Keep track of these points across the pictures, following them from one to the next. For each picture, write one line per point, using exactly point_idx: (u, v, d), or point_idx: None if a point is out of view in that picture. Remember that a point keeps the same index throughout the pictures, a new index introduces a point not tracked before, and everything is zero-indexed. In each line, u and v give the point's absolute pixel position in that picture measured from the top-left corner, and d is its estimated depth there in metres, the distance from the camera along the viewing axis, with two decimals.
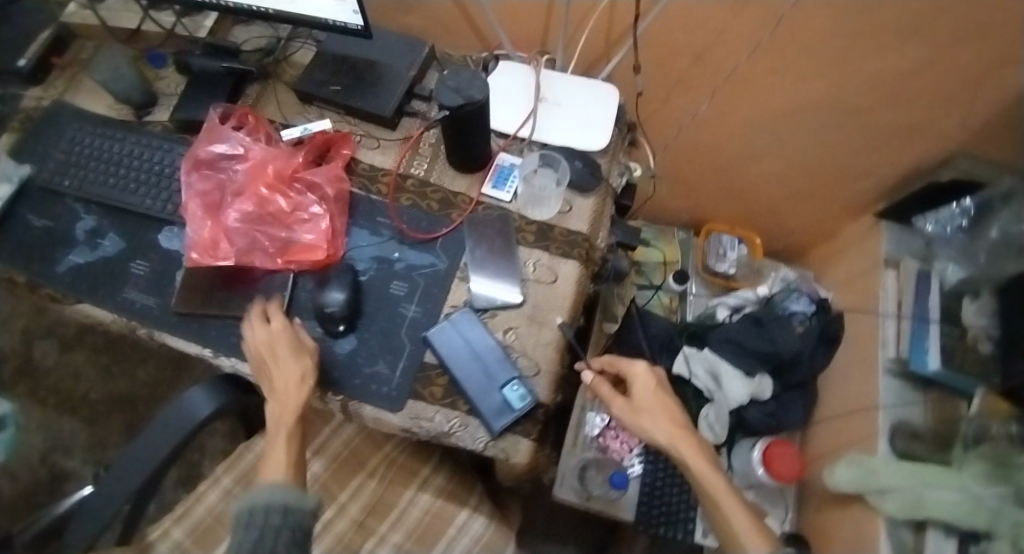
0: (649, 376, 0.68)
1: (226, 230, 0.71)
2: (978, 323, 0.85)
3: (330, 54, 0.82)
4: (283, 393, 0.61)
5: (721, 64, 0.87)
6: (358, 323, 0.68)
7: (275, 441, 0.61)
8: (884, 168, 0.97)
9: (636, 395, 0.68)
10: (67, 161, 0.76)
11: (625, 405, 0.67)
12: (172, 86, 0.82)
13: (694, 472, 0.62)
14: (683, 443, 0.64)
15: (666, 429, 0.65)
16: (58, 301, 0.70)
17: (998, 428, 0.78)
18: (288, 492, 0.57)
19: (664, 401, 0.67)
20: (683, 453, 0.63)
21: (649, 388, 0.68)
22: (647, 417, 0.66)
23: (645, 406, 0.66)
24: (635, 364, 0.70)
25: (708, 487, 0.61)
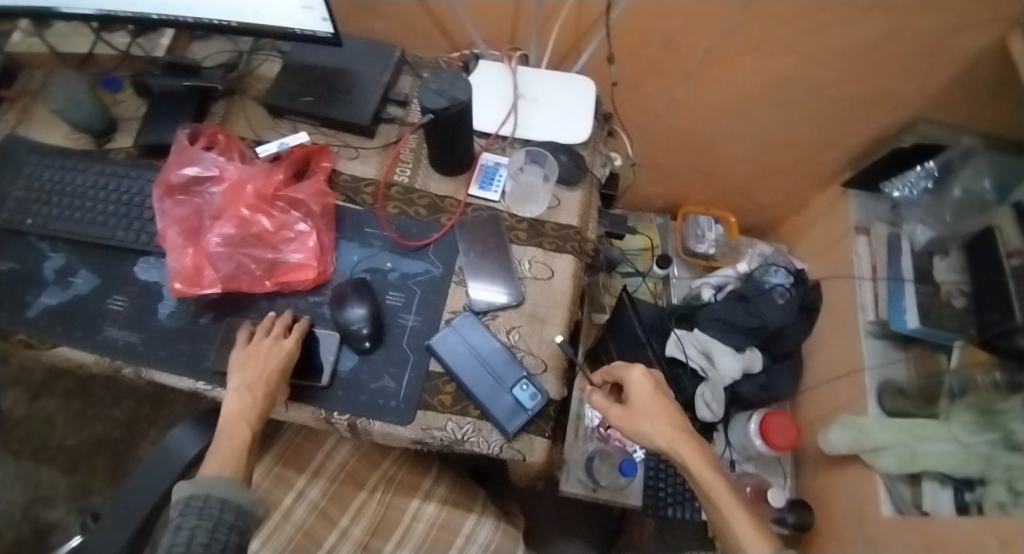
0: (646, 380, 0.68)
1: (209, 255, 0.68)
2: (950, 279, 0.88)
3: (298, 64, 0.80)
4: (251, 390, 0.60)
5: (690, 48, 0.89)
6: (383, 340, 0.67)
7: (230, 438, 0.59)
8: (849, 138, 1.00)
9: (634, 400, 0.68)
10: (27, 198, 0.72)
11: (623, 412, 0.68)
12: (131, 110, 0.78)
13: (694, 473, 0.64)
14: (681, 446, 0.65)
15: (666, 433, 0.65)
16: (33, 347, 0.66)
17: (983, 378, 0.80)
18: (244, 493, 0.56)
19: (663, 404, 0.67)
20: (682, 454, 0.65)
21: (647, 392, 0.68)
22: (646, 422, 0.66)
23: (643, 411, 0.67)
24: (630, 370, 0.70)
25: (707, 485, 0.63)
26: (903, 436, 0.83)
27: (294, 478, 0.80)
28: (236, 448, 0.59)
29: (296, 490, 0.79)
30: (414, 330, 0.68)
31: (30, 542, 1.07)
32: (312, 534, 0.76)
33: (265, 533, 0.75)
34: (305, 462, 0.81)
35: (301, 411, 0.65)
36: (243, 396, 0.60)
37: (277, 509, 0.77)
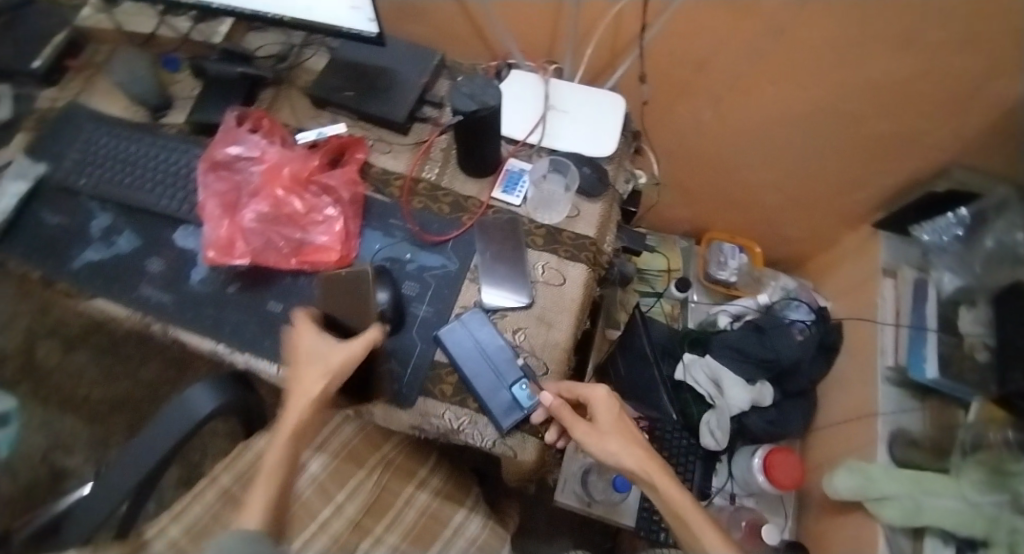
0: (611, 399, 0.66)
1: (242, 229, 0.72)
2: (975, 331, 0.86)
3: (344, 61, 0.84)
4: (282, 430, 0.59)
5: (722, 73, 0.90)
6: (402, 327, 0.69)
7: (260, 487, 0.57)
8: (881, 177, 0.99)
9: (600, 418, 0.64)
10: (83, 161, 0.78)
11: (590, 429, 0.63)
12: (187, 89, 0.85)
13: (665, 495, 0.60)
14: (650, 466, 0.61)
15: (634, 452, 0.62)
16: (72, 297, 0.71)
17: (995, 435, 0.78)
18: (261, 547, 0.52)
19: (627, 425, 0.65)
20: (651, 475, 0.61)
21: (612, 411, 0.65)
22: (612, 442, 0.62)
23: (610, 429, 0.63)
24: (596, 387, 0.66)
25: (676, 505, 0.59)
26: (908, 487, 0.80)
27: (297, 450, 0.83)
28: (263, 499, 0.56)
29: (298, 462, 0.82)
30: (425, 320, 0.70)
31: (44, 484, 1.12)
32: (306, 507, 0.77)
33: None
34: (308, 437, 0.84)
35: None
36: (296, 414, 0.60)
37: None
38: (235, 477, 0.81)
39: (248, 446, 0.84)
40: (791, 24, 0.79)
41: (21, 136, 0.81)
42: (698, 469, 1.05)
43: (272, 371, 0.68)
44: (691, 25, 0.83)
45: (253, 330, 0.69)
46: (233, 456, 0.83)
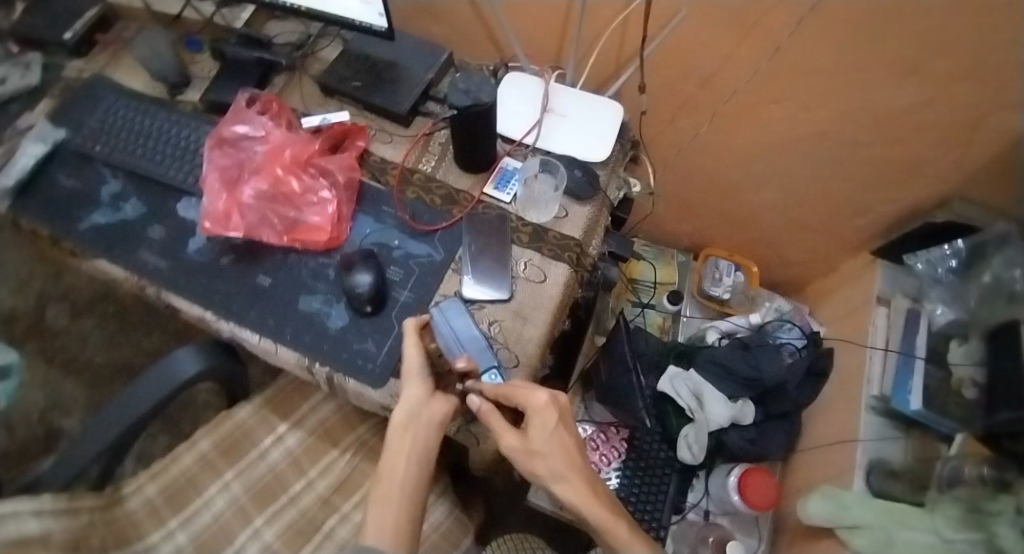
0: (551, 410, 0.62)
1: (240, 204, 0.75)
2: (966, 368, 0.80)
3: (355, 53, 0.88)
4: (391, 445, 0.64)
5: (722, 89, 0.91)
6: (383, 309, 0.72)
7: (375, 502, 0.62)
8: (881, 206, 0.98)
9: (533, 433, 0.62)
10: (100, 129, 0.83)
11: (519, 442, 0.62)
12: (206, 70, 0.89)
13: (588, 510, 0.61)
14: (575, 484, 0.61)
15: (562, 468, 0.61)
16: (77, 256, 0.76)
17: (970, 471, 0.71)
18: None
19: (561, 437, 0.63)
20: (574, 491, 0.61)
21: (550, 425, 0.62)
22: (542, 461, 0.61)
23: (543, 446, 0.62)
24: (534, 396, 0.62)
25: (602, 522, 0.60)
26: (883, 519, 0.80)
27: (276, 423, 0.87)
28: (379, 516, 0.61)
29: (276, 434, 0.86)
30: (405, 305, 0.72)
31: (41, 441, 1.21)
32: (281, 479, 0.83)
33: (240, 467, 0.83)
34: (289, 411, 0.88)
35: (288, 354, 0.70)
36: (415, 437, 0.64)
37: (256, 448, 0.85)
38: (215, 444, 0.85)
39: (229, 415, 0.87)
40: (788, 43, 0.79)
41: (47, 102, 0.88)
42: (674, 483, 1.04)
43: (255, 341, 0.71)
44: (694, 37, 0.84)
45: (240, 301, 0.73)
46: (214, 423, 0.86)
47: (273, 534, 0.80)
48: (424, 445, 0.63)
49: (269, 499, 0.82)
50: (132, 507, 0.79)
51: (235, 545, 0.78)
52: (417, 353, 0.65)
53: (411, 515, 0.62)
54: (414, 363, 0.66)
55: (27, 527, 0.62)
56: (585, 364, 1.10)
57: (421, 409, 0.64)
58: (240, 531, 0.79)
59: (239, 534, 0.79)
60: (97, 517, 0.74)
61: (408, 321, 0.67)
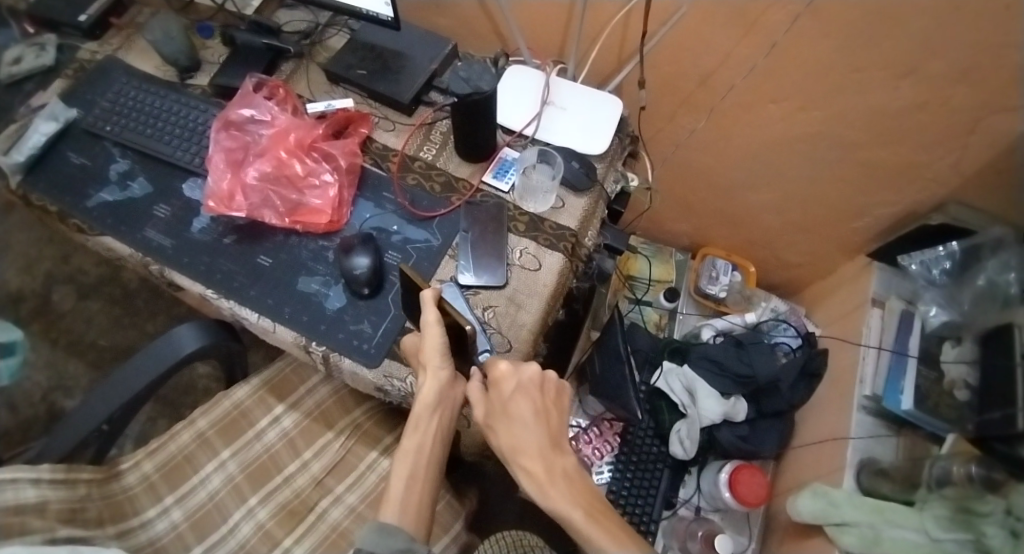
0: (507, 380, 0.63)
1: (243, 185, 0.77)
2: (957, 369, 0.79)
3: (362, 42, 0.89)
4: (417, 424, 0.64)
5: (720, 87, 0.92)
6: (381, 291, 0.73)
7: (396, 480, 0.63)
8: (878, 208, 0.98)
9: (492, 403, 0.63)
10: (111, 110, 0.86)
11: (484, 412, 0.64)
12: (216, 55, 0.92)
13: (540, 490, 0.58)
14: (525, 459, 0.60)
15: (514, 440, 0.61)
16: (84, 232, 0.79)
17: (959, 470, 0.70)
18: (394, 540, 0.56)
19: (519, 406, 0.62)
20: (525, 466, 0.60)
21: (506, 392, 0.62)
22: (497, 433, 0.62)
23: (500, 416, 0.62)
24: (496, 364, 0.64)
25: (554, 503, 0.58)
26: (870, 516, 0.79)
27: (273, 404, 0.88)
28: (400, 494, 0.62)
29: (272, 415, 0.87)
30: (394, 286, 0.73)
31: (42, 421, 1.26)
32: (276, 459, 0.85)
33: (237, 446, 0.85)
34: (286, 392, 0.89)
35: (285, 333, 0.72)
36: (437, 416, 0.65)
37: (252, 428, 0.86)
38: (212, 422, 0.86)
39: (227, 394, 0.88)
40: (786, 42, 0.80)
41: (60, 82, 0.91)
42: (666, 478, 1.04)
43: (254, 319, 0.73)
44: (694, 34, 0.85)
45: (240, 280, 0.74)
46: (212, 402, 0.88)
47: (267, 513, 0.81)
48: (447, 425, 0.66)
49: (264, 479, 0.83)
50: (129, 482, 0.81)
51: (229, 523, 0.80)
52: (441, 332, 0.63)
53: (429, 493, 0.64)
54: (435, 342, 0.64)
55: (25, 495, 0.65)
56: (580, 358, 1.11)
57: (447, 390, 0.65)
58: (235, 509, 0.81)
59: (234, 511, 0.81)
60: (94, 490, 0.76)
61: (426, 292, 0.63)
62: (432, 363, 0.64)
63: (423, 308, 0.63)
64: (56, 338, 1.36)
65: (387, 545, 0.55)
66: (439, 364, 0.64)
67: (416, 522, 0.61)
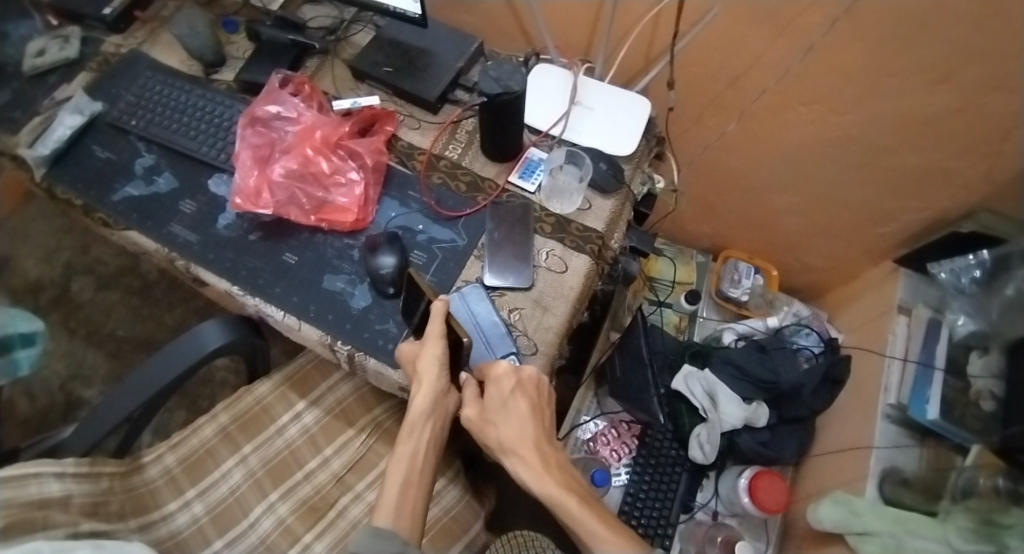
0: (507, 379, 0.63)
1: (270, 182, 0.77)
2: (984, 380, 0.78)
3: (388, 39, 0.89)
4: (411, 431, 0.65)
5: (750, 88, 0.91)
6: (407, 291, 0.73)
7: (390, 485, 0.63)
8: (907, 214, 0.96)
9: (490, 401, 0.64)
10: (136, 104, 0.86)
11: (478, 412, 0.64)
12: (240, 50, 0.91)
13: (537, 481, 0.60)
14: (523, 451, 0.61)
15: (511, 434, 0.62)
16: (109, 226, 0.79)
17: (985, 482, 0.70)
18: (388, 543, 0.57)
19: (517, 403, 0.63)
20: (522, 459, 0.61)
21: (505, 390, 0.63)
22: (494, 428, 0.63)
23: (497, 412, 0.63)
24: (494, 365, 0.64)
25: (552, 493, 0.59)
26: (892, 526, 0.76)
27: (294, 400, 0.88)
28: (394, 500, 0.62)
29: (294, 411, 0.87)
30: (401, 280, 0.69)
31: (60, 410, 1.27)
32: (297, 455, 0.85)
33: (258, 441, 0.85)
34: (307, 389, 0.89)
35: (310, 332, 0.71)
36: (429, 422, 0.65)
37: (274, 424, 0.86)
38: (233, 416, 0.87)
39: (249, 390, 0.89)
40: (820, 44, 0.78)
41: (84, 75, 0.91)
42: (684, 481, 1.04)
43: (279, 316, 0.72)
44: (725, 36, 0.84)
45: (265, 277, 0.74)
46: (234, 397, 0.88)
47: (288, 509, 0.81)
48: (439, 431, 0.66)
49: (284, 475, 0.83)
50: (151, 475, 0.82)
51: (250, 517, 0.80)
52: (442, 343, 0.63)
53: (422, 499, 0.64)
54: (434, 352, 0.64)
55: (49, 489, 0.65)
56: (599, 359, 1.12)
57: (441, 399, 0.65)
58: (256, 504, 0.81)
59: (255, 506, 0.81)
60: (117, 483, 0.76)
61: (437, 305, 0.62)
62: (429, 375, 0.63)
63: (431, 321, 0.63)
64: (75, 328, 1.37)
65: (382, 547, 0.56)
66: (437, 375, 0.64)
67: (410, 528, 0.61)
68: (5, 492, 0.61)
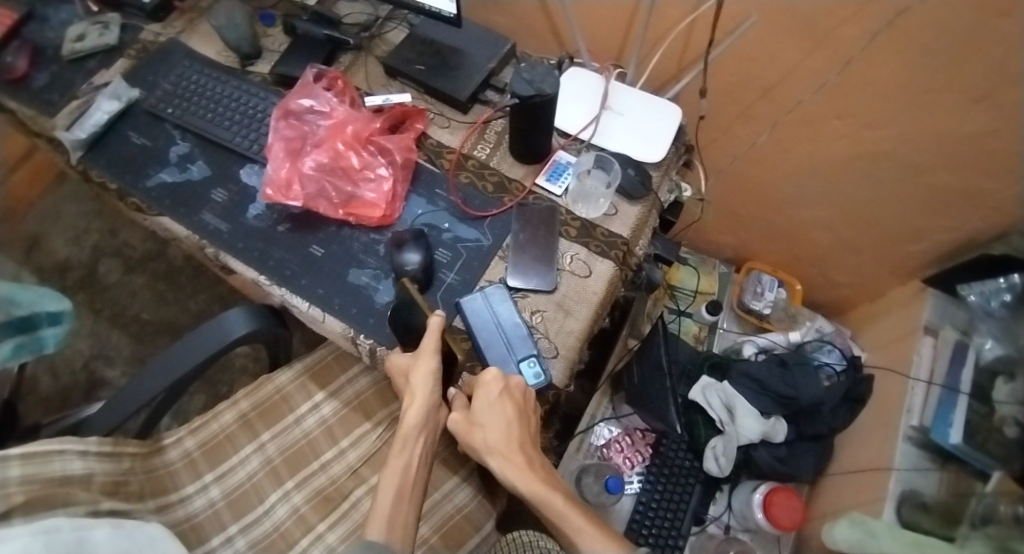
0: (495, 384, 0.63)
1: (300, 174, 0.78)
2: (1009, 406, 0.66)
3: (421, 37, 0.89)
4: (404, 445, 0.65)
5: (784, 99, 0.90)
6: (430, 289, 0.73)
7: (383, 497, 0.62)
8: (938, 233, 0.94)
9: (477, 408, 0.63)
10: (172, 93, 0.88)
11: (463, 416, 0.64)
12: (276, 44, 0.93)
13: (523, 484, 0.61)
14: (511, 456, 0.62)
15: (499, 439, 0.62)
16: (142, 211, 0.81)
17: (1004, 510, 0.61)
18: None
19: (504, 409, 0.63)
20: (511, 463, 0.62)
21: (492, 396, 0.63)
22: (480, 432, 0.63)
23: (484, 418, 0.63)
24: (483, 372, 0.64)
25: (539, 496, 0.60)
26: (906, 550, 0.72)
27: (314, 391, 0.89)
28: (387, 512, 0.61)
29: (313, 402, 0.88)
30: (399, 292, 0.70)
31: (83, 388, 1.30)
32: (313, 445, 0.85)
33: (277, 430, 0.86)
34: (327, 380, 0.90)
35: (333, 324, 0.72)
36: (420, 436, 0.66)
37: (293, 413, 0.87)
38: (253, 403, 0.88)
39: (270, 378, 0.90)
40: (858, 57, 0.77)
41: (123, 62, 0.93)
42: (697, 493, 1.03)
43: (304, 307, 0.73)
44: (760, 44, 0.83)
45: (292, 268, 0.75)
46: (255, 385, 0.89)
47: (302, 498, 0.82)
48: (429, 445, 0.67)
49: (301, 464, 0.84)
50: (171, 457, 0.83)
51: (265, 505, 0.81)
52: (435, 359, 0.65)
53: (412, 511, 0.63)
54: (427, 367, 0.65)
55: (72, 467, 0.65)
56: (615, 366, 1.11)
57: (434, 413, 0.67)
58: (271, 491, 0.82)
59: (271, 494, 0.82)
60: (138, 464, 0.77)
61: (435, 319, 0.65)
62: (423, 389, 0.65)
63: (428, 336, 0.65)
64: (100, 309, 1.40)
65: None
66: (430, 389, 0.65)
67: (401, 539, 0.60)
68: (29, 469, 0.61)
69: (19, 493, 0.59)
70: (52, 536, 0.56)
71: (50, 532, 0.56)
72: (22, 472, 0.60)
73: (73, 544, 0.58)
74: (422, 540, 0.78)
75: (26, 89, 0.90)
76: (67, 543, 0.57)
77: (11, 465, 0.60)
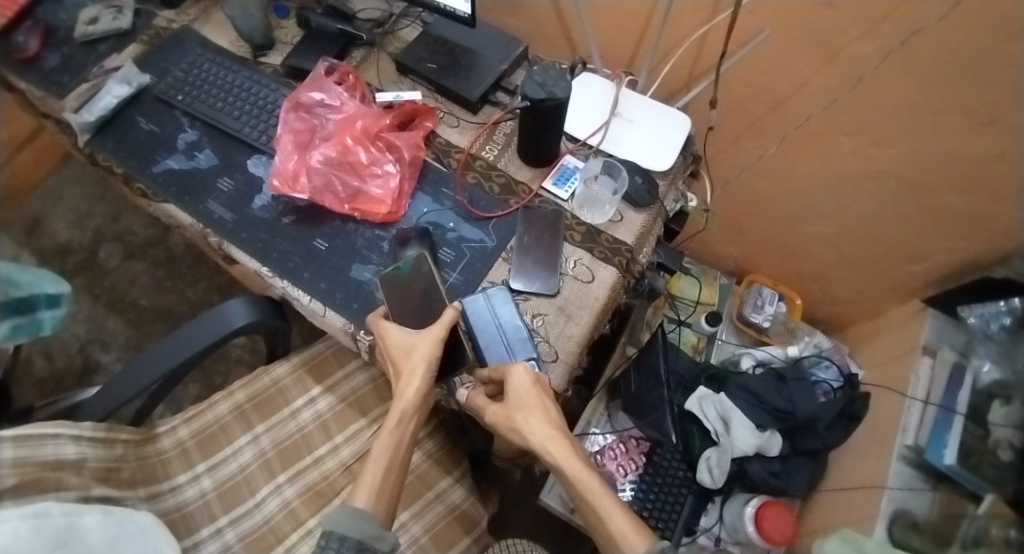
0: (527, 377, 0.64)
1: (308, 167, 0.78)
2: (1004, 429, 0.66)
3: (434, 36, 0.90)
4: (400, 422, 0.65)
5: (795, 113, 0.90)
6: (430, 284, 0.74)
7: (372, 470, 0.64)
8: (940, 254, 0.94)
9: (512, 398, 0.64)
10: (183, 80, 0.88)
11: (500, 410, 0.64)
12: (290, 36, 0.93)
13: (568, 473, 0.61)
14: (555, 446, 0.62)
15: (541, 430, 0.63)
16: (147, 197, 0.81)
17: (997, 533, 0.61)
18: (368, 526, 0.59)
19: (542, 400, 0.63)
20: (554, 454, 0.62)
21: (526, 387, 0.63)
22: (523, 423, 0.63)
23: (518, 408, 0.63)
24: (512, 366, 0.65)
25: (583, 488, 0.60)
26: None
27: (310, 385, 0.89)
28: (376, 484, 0.63)
29: (309, 396, 0.88)
30: (416, 263, 0.70)
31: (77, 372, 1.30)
32: (308, 440, 0.85)
33: (271, 422, 0.86)
34: (324, 374, 0.90)
35: (334, 319, 0.72)
36: (409, 417, 0.66)
37: (289, 406, 0.87)
38: (250, 395, 0.88)
39: (267, 371, 0.90)
40: (870, 76, 0.77)
41: (135, 47, 0.93)
42: (689, 503, 1.03)
43: (305, 301, 0.73)
44: (773, 58, 0.84)
45: (295, 260, 0.75)
46: (252, 377, 0.89)
47: (295, 492, 0.82)
48: (418, 426, 0.68)
49: (294, 458, 0.84)
50: (163, 446, 0.83)
51: (256, 497, 0.81)
52: (436, 345, 0.65)
53: (395, 486, 0.65)
54: (426, 351, 0.65)
55: (65, 451, 0.65)
56: (613, 373, 1.12)
57: (428, 394, 0.67)
58: (263, 484, 0.82)
59: (263, 486, 0.82)
60: (130, 451, 0.77)
61: (449, 312, 0.67)
62: (422, 370, 0.65)
63: (439, 327, 0.66)
64: (98, 294, 1.39)
65: (361, 530, 0.58)
66: (428, 371, 0.65)
67: (384, 511, 0.62)
68: (22, 451, 0.60)
69: (11, 475, 0.59)
70: (43, 521, 0.55)
71: (39, 516, 0.55)
72: (15, 454, 0.60)
73: (63, 529, 0.57)
74: (412, 539, 0.77)
75: (36, 70, 0.90)
76: (57, 528, 0.57)
77: (4, 447, 0.59)
